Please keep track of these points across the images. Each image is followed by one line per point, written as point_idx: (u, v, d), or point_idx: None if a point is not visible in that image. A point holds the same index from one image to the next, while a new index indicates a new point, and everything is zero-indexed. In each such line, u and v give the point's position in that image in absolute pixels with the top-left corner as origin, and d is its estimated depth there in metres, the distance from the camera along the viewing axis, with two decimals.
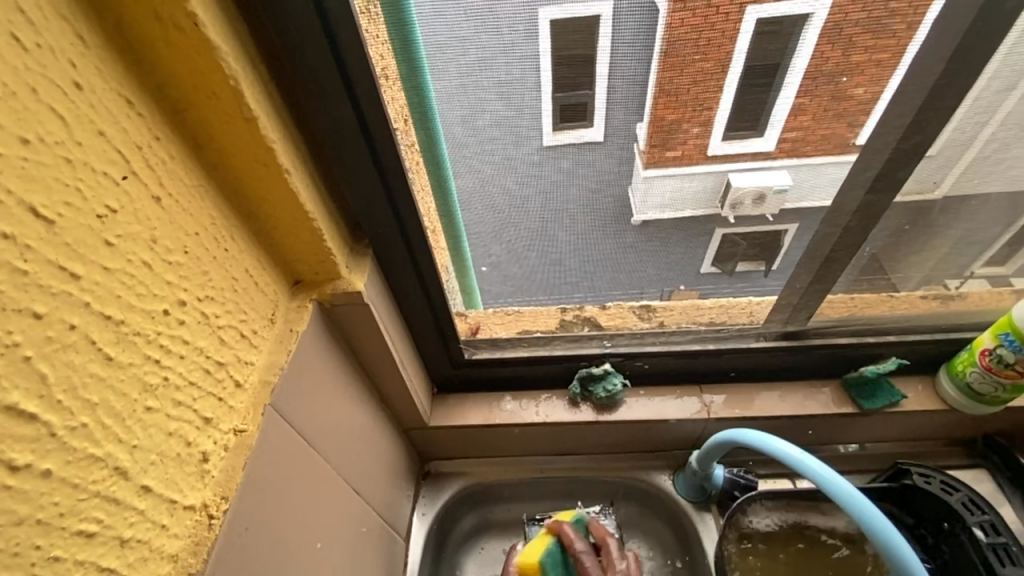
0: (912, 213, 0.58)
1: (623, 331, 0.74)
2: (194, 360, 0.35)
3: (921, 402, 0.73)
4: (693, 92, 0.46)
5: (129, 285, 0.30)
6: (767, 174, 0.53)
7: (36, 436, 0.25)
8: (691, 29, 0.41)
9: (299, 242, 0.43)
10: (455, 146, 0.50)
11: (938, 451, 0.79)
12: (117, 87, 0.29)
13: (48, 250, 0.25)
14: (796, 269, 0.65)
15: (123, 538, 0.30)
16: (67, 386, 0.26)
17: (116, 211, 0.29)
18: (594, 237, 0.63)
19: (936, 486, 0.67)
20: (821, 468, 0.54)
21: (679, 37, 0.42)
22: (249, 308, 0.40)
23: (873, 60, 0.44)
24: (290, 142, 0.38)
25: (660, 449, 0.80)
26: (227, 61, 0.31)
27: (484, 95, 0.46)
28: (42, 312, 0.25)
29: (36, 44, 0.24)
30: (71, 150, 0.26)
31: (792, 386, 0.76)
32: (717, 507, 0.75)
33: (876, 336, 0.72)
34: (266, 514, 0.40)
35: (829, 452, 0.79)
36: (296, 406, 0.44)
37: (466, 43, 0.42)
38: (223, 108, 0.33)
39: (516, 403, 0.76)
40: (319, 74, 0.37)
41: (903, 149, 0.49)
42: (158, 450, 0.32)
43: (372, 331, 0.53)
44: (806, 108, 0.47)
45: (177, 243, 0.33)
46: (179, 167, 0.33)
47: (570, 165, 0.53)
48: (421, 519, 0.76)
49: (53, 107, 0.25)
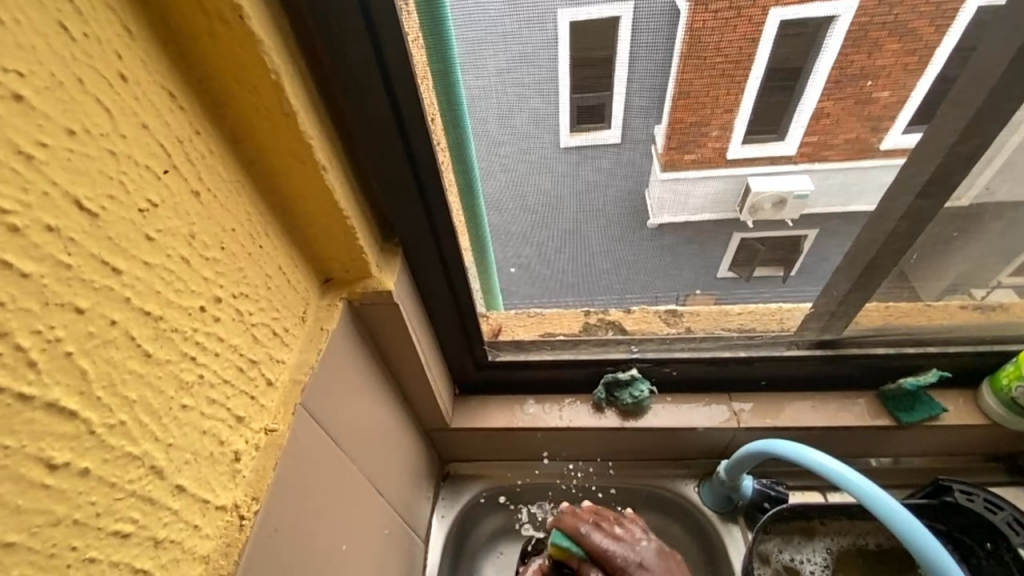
0: (960, 219, 0.56)
1: (650, 337, 0.72)
2: (228, 358, 0.34)
3: (960, 417, 0.71)
4: (711, 93, 0.45)
5: (168, 280, 0.29)
6: (789, 179, 0.52)
7: (76, 434, 0.24)
8: (713, 31, 0.40)
9: (332, 240, 0.42)
10: (488, 144, 0.50)
11: (978, 467, 0.76)
12: (160, 80, 0.28)
13: (91, 244, 0.25)
14: (834, 275, 0.63)
15: (157, 539, 0.29)
16: (107, 383, 0.26)
17: (157, 205, 0.28)
18: (626, 240, 0.62)
19: (979, 504, 0.63)
20: (865, 483, 0.52)
21: (702, 38, 0.41)
22: (281, 305, 0.40)
23: (901, 65, 0.42)
24: (326, 138, 0.38)
25: (684, 458, 0.78)
26: (269, 54, 0.31)
27: (520, 92, 0.45)
28: (84, 307, 0.24)
29: (83, 34, 0.24)
30: (115, 142, 0.26)
31: (826, 396, 0.73)
32: (745, 519, 0.73)
33: (914, 346, 0.69)
34: (295, 515, 0.40)
35: (863, 465, 0.77)
36: (324, 406, 0.43)
37: (505, 39, 0.41)
38: (264, 102, 0.33)
39: (539, 407, 0.75)
40: (357, 69, 0.37)
41: (958, 153, 0.47)
42: (192, 449, 0.31)
43: (400, 331, 0.52)
44: (829, 112, 0.46)
45: (213, 239, 0.32)
46: (218, 162, 0.33)
47: (607, 165, 0.52)
48: (440, 522, 0.75)
49: (98, 97, 0.25)
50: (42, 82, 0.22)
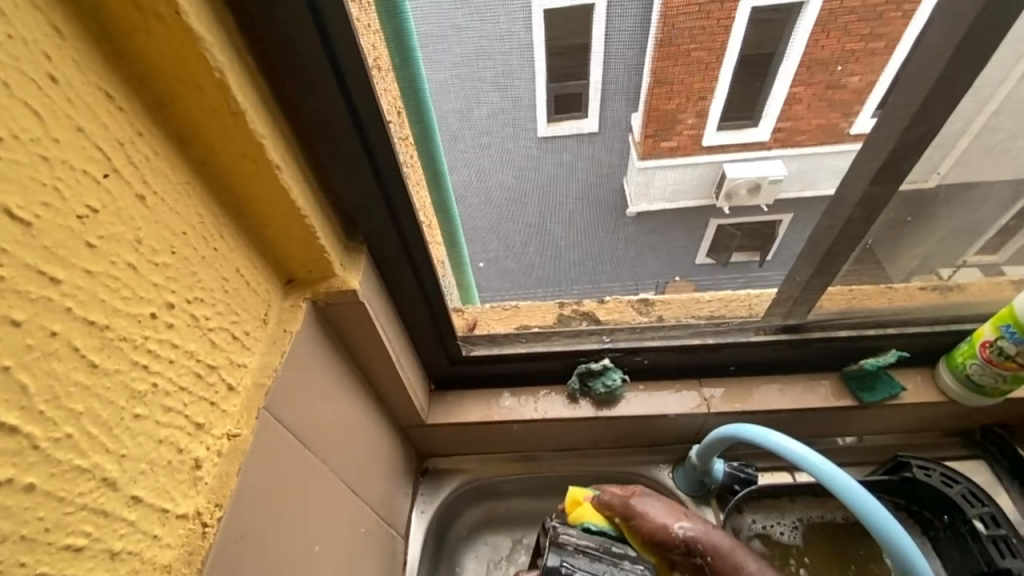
0: (915, 204, 0.57)
1: (622, 326, 0.73)
2: (184, 364, 0.34)
3: (920, 395, 0.73)
4: (690, 81, 0.46)
5: (113, 288, 0.28)
6: (763, 165, 0.54)
7: (18, 449, 0.24)
8: (687, 18, 0.41)
9: (291, 239, 0.42)
10: (451, 140, 0.49)
11: (938, 443, 0.79)
12: (96, 79, 0.27)
13: (25, 254, 0.24)
14: (796, 261, 0.65)
15: (113, 550, 0.29)
16: (49, 397, 0.25)
17: (97, 211, 0.27)
18: (592, 230, 0.63)
19: (937, 479, 0.66)
20: (823, 463, 0.54)
21: (677, 25, 0.41)
22: (240, 308, 0.39)
23: (868, 49, 0.44)
24: (279, 136, 0.37)
25: (658, 444, 0.79)
26: (211, 52, 0.30)
27: (479, 86, 0.45)
28: (21, 319, 0.24)
29: (6, 33, 0.23)
30: (47, 147, 0.25)
31: (792, 379, 0.75)
32: (717, 501, 0.75)
33: (875, 328, 0.71)
34: (261, 519, 0.39)
35: (828, 445, 0.79)
36: (290, 408, 0.43)
37: (460, 33, 0.41)
38: (211, 102, 0.32)
39: (515, 399, 0.75)
40: (309, 66, 0.36)
41: (909, 138, 0.47)
42: (148, 458, 0.31)
43: (368, 329, 0.52)
44: (801, 97, 0.48)
45: (162, 243, 0.32)
46: (165, 164, 0.32)
47: (569, 158, 0.52)
48: (419, 517, 0.76)
49: (27, 101, 0.24)
50: None
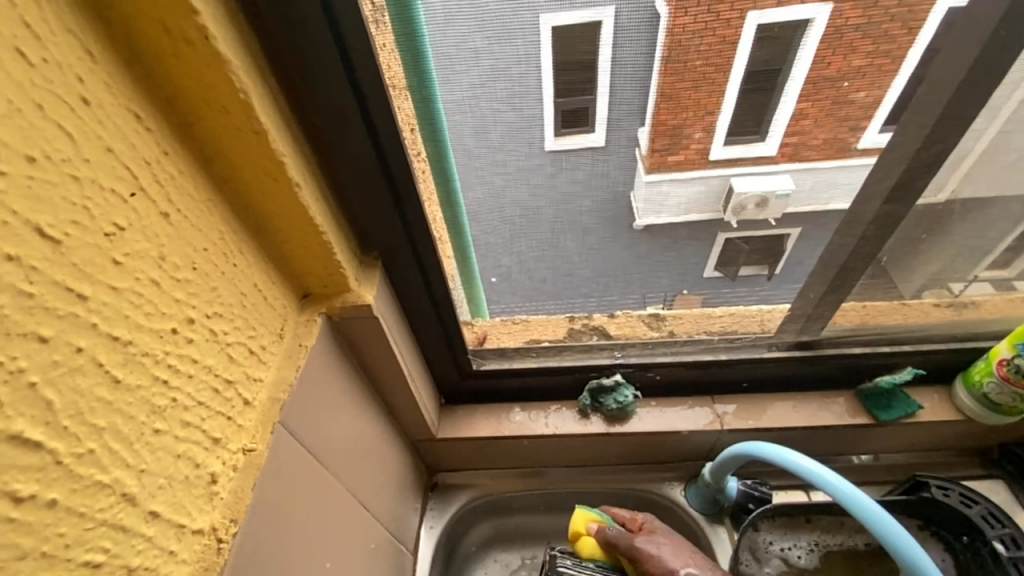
0: (928, 220, 0.57)
1: (634, 342, 0.73)
2: (203, 379, 0.34)
3: (936, 412, 0.72)
4: (694, 97, 0.45)
5: (136, 304, 0.29)
6: (771, 179, 0.53)
7: (42, 465, 0.24)
8: (693, 34, 0.41)
9: (308, 255, 0.42)
10: (465, 157, 0.50)
11: (956, 462, 0.78)
12: (125, 101, 0.28)
13: (54, 271, 0.24)
14: (810, 277, 0.64)
15: (130, 566, 0.29)
16: (73, 412, 0.25)
17: (123, 229, 0.28)
18: (604, 247, 0.63)
19: (954, 499, 0.65)
20: (841, 483, 0.53)
21: (682, 41, 0.42)
22: (258, 323, 0.40)
23: (874, 66, 0.43)
24: (299, 154, 0.38)
25: (671, 460, 0.78)
26: (237, 74, 0.31)
27: (494, 105, 0.45)
28: (48, 335, 0.24)
29: (42, 58, 0.23)
30: (78, 167, 0.25)
31: (805, 396, 0.75)
32: (731, 520, 0.74)
33: (890, 345, 0.70)
34: (276, 534, 0.39)
35: (843, 463, 0.78)
36: (304, 422, 0.43)
37: (477, 54, 0.42)
38: (235, 122, 0.32)
39: (525, 414, 0.75)
40: (330, 86, 0.37)
41: (924, 157, 0.47)
42: (166, 474, 0.31)
43: (382, 344, 0.52)
44: (807, 113, 0.47)
45: (184, 259, 0.32)
46: (188, 182, 0.33)
47: (582, 175, 0.52)
48: (428, 532, 0.75)
49: (59, 123, 0.24)
50: None
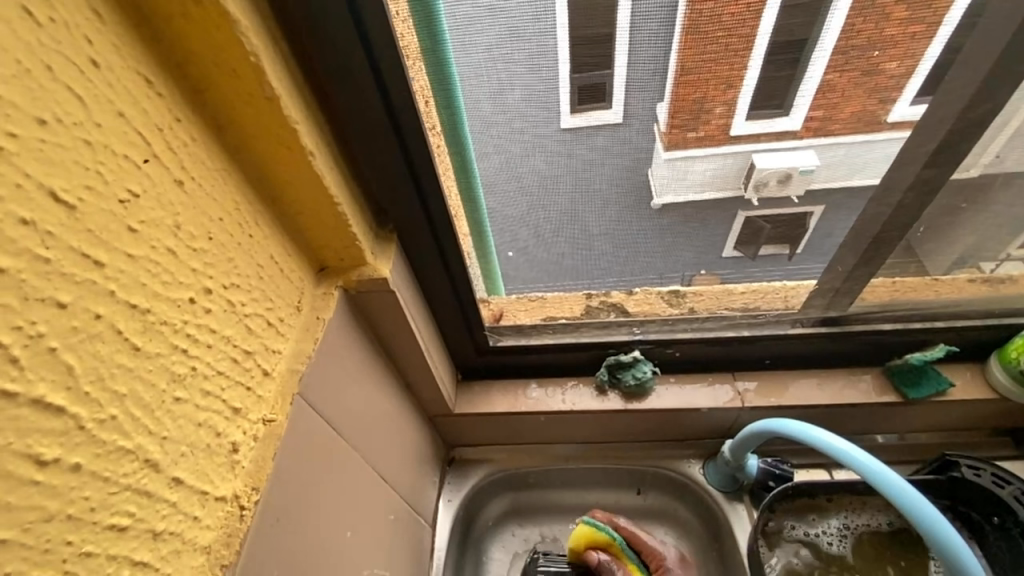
0: (969, 190, 0.54)
1: (653, 318, 0.72)
2: (222, 349, 0.34)
3: (968, 391, 0.70)
4: (716, 69, 0.43)
5: (153, 272, 0.29)
6: (794, 155, 0.50)
7: (65, 430, 0.24)
8: (715, 4, 0.39)
9: (323, 227, 0.42)
10: (481, 125, 0.48)
11: (987, 441, 0.76)
12: (136, 65, 0.27)
13: (71, 237, 0.24)
14: (840, 250, 0.62)
15: (155, 531, 0.29)
16: (95, 378, 0.25)
17: (138, 195, 0.28)
18: (624, 219, 0.60)
19: (987, 479, 0.63)
20: (870, 461, 0.51)
21: (703, 12, 0.40)
22: (275, 295, 0.39)
23: (908, 33, 0.40)
24: (312, 121, 0.37)
25: (690, 438, 0.78)
26: (247, 35, 0.30)
27: (511, 70, 0.43)
28: (66, 301, 0.24)
29: (49, 18, 0.23)
30: (90, 132, 0.25)
31: (830, 374, 0.73)
32: (750, 497, 0.74)
33: (922, 321, 0.68)
34: (297, 504, 0.40)
35: (868, 442, 0.76)
36: (323, 394, 0.43)
37: (494, 14, 0.40)
38: (246, 87, 0.32)
39: (542, 391, 0.75)
40: (342, 51, 0.35)
41: (970, 118, 0.45)
42: (188, 441, 0.31)
43: (399, 318, 0.52)
44: (835, 85, 0.44)
45: (200, 229, 0.32)
46: (202, 149, 0.32)
47: (603, 143, 0.50)
48: (446, 505, 0.76)
49: (69, 85, 0.24)
50: (8, 70, 0.21)
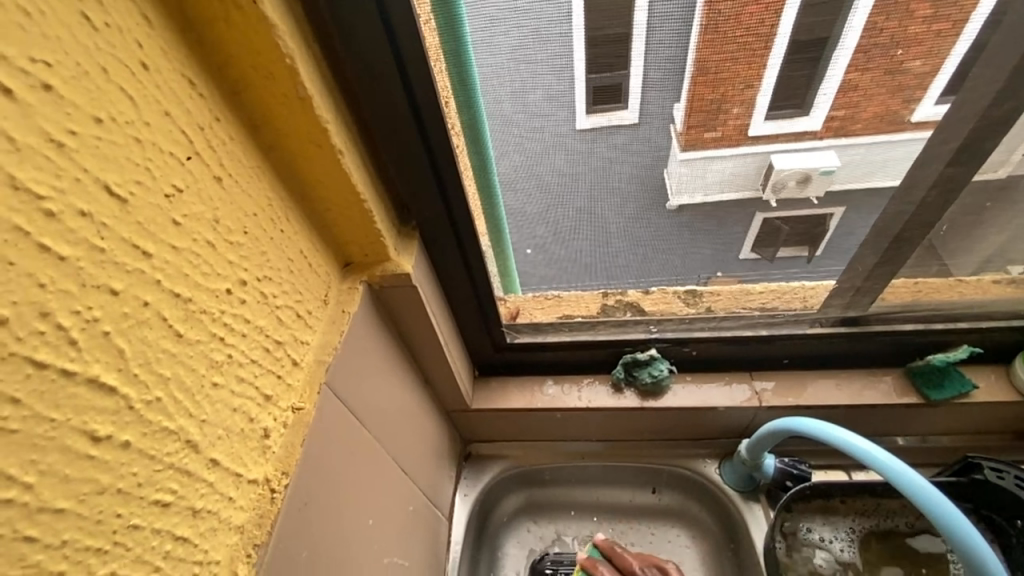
0: (994, 189, 0.53)
1: (670, 317, 0.72)
2: (255, 338, 0.35)
3: (992, 393, 0.69)
4: (733, 69, 0.43)
5: (195, 264, 0.30)
6: (813, 156, 0.50)
7: (116, 409, 0.25)
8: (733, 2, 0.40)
9: (349, 222, 0.43)
10: (501, 125, 0.49)
11: (1012, 445, 0.74)
12: (180, 67, 0.29)
13: (123, 229, 0.26)
14: (861, 250, 0.61)
15: (195, 508, 0.31)
16: (143, 361, 0.27)
17: (181, 190, 0.29)
18: (642, 218, 0.60)
19: (1010, 482, 0.61)
20: (894, 462, 0.51)
21: (721, 12, 0.40)
22: (304, 288, 0.41)
23: (932, 31, 0.40)
24: (341, 121, 0.38)
25: (706, 437, 0.78)
26: (283, 38, 0.31)
27: (532, 70, 0.44)
28: (118, 289, 0.25)
29: (105, 23, 0.24)
30: (140, 130, 0.26)
31: (850, 375, 0.72)
32: (767, 497, 0.73)
33: (945, 322, 0.67)
34: (323, 489, 0.41)
35: (888, 444, 0.76)
36: (348, 385, 0.45)
37: (517, 15, 0.41)
38: (281, 88, 0.33)
39: (558, 388, 0.76)
40: (371, 53, 0.37)
41: (993, 116, 0.45)
42: (224, 425, 0.33)
43: (420, 313, 0.53)
44: (856, 84, 0.44)
45: (236, 223, 0.33)
46: (238, 148, 0.34)
47: (622, 142, 0.51)
48: (463, 499, 0.77)
49: (122, 86, 0.25)
50: (68, 71, 0.23)
